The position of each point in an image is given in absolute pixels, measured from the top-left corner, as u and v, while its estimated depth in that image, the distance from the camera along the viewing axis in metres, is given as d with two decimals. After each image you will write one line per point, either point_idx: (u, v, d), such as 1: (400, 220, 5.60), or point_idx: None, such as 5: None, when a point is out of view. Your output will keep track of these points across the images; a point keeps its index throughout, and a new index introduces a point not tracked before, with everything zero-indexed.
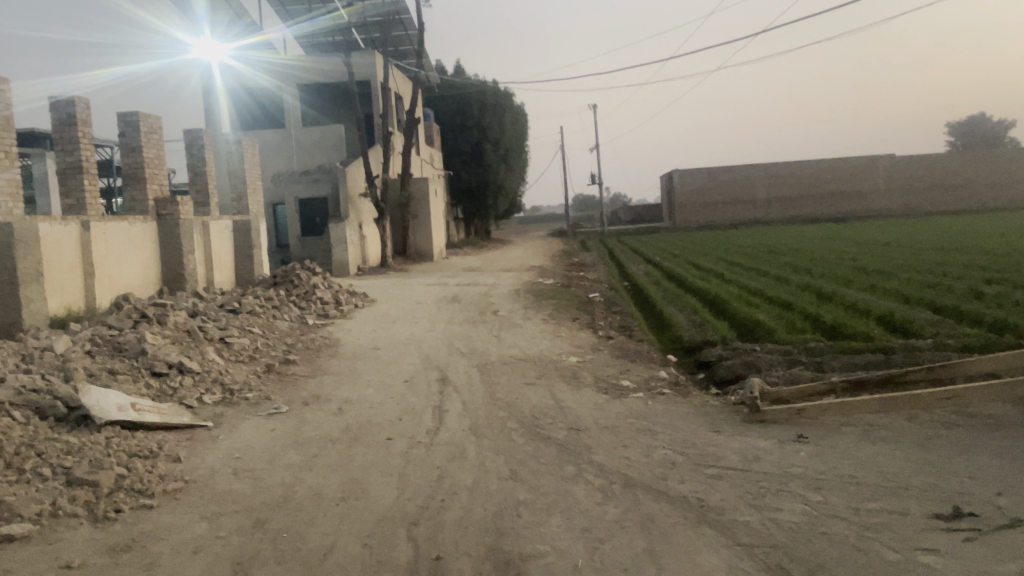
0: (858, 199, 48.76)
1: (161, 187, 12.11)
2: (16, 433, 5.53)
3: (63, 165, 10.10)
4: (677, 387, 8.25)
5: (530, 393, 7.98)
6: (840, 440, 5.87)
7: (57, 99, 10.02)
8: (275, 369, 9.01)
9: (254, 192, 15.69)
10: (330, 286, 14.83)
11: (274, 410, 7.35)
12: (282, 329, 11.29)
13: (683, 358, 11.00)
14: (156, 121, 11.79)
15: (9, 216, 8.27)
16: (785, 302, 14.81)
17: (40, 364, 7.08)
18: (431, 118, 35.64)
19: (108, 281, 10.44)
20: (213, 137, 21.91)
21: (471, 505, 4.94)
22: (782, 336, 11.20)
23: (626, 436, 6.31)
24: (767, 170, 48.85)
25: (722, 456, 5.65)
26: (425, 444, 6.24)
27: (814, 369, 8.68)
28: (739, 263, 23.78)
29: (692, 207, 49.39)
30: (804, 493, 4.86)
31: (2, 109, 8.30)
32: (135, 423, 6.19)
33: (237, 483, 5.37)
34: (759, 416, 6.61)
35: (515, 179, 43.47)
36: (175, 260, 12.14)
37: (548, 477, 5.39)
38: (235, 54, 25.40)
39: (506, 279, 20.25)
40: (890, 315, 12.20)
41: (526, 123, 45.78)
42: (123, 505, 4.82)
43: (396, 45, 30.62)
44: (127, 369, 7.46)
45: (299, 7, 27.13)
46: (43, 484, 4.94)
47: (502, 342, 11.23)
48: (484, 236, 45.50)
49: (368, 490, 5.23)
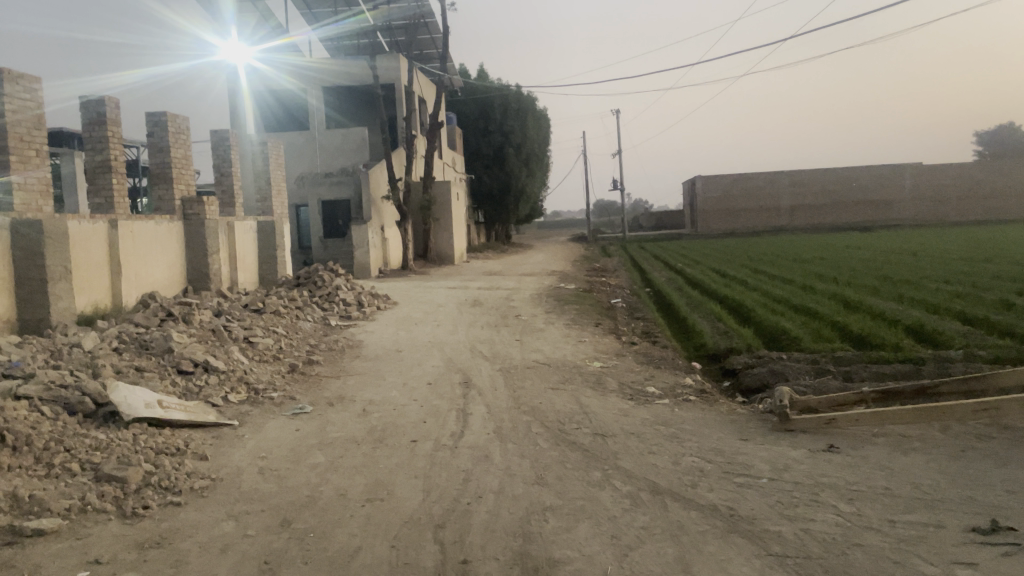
0: (884, 208, 48.26)
1: (188, 187, 12.20)
2: (46, 428, 5.56)
3: (93, 164, 10.20)
4: (703, 394, 8.18)
5: (554, 397, 7.94)
6: (872, 451, 5.77)
7: (88, 99, 10.12)
8: (299, 369, 9.04)
9: (279, 194, 15.77)
10: (353, 288, 14.87)
11: (298, 409, 7.36)
12: (305, 330, 11.32)
13: (707, 365, 10.90)
14: (183, 122, 11.89)
15: (39, 214, 8.38)
16: (810, 310, 14.68)
17: (69, 360, 7.13)
18: (454, 121, 35.72)
19: (135, 279, 10.52)
20: (238, 139, 22.10)
21: (498, 508, 4.90)
22: (809, 344, 11.09)
23: (652, 443, 6.24)
24: (791, 177, 48.51)
25: (751, 464, 5.57)
26: (450, 447, 6.22)
27: (843, 378, 8.55)
28: (764, 270, 23.64)
29: (715, 214, 49.02)
30: (836, 503, 4.78)
31: (34, 108, 8.39)
32: (162, 421, 6.21)
33: (263, 482, 5.36)
34: (788, 424, 6.52)
35: (536, 184, 43.44)
36: (201, 260, 12.21)
37: (574, 483, 5.33)
38: (261, 56, 25.66)
39: (527, 283, 20.24)
40: (919, 325, 12.04)
41: (548, 127, 45.77)
42: (150, 502, 4.82)
43: (420, 49, 30.74)
44: (154, 367, 7.51)
45: (325, 11, 27.31)
46: (72, 480, 4.96)
47: (525, 346, 11.20)
48: (504, 240, 45.50)
49: (394, 492, 5.20)
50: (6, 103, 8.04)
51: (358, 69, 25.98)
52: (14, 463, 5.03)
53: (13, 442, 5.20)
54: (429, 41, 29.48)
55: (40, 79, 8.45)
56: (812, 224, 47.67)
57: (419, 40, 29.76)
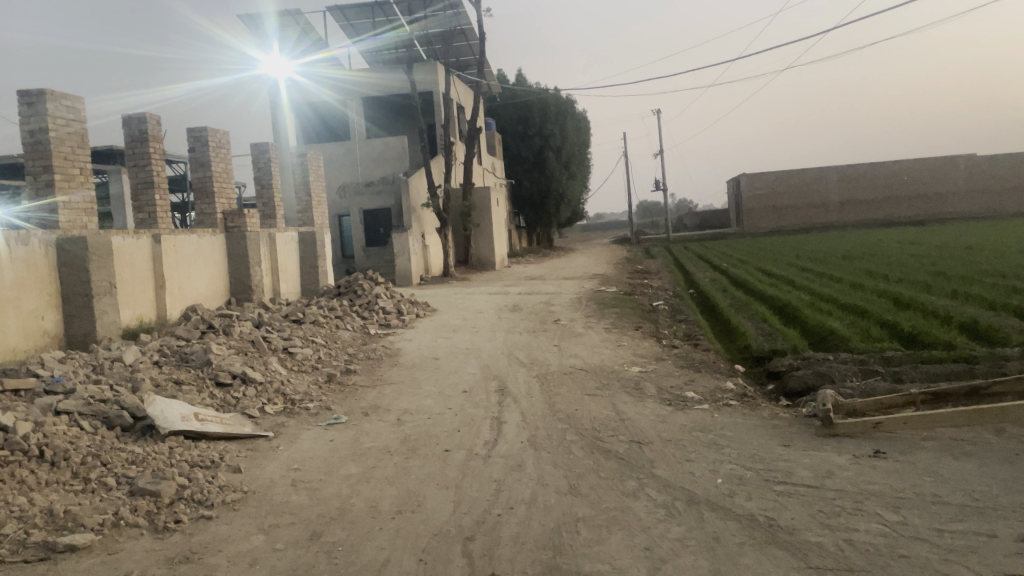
0: (938, 201, 46.91)
1: (229, 200, 12.37)
2: (85, 442, 5.66)
3: (137, 180, 10.39)
4: (745, 398, 7.96)
5: (590, 404, 7.82)
6: (920, 456, 5.52)
7: (130, 116, 10.27)
8: (336, 380, 9.07)
9: (318, 205, 15.91)
10: (393, 295, 14.92)
11: (334, 419, 7.39)
12: (344, 339, 11.38)
13: (751, 368, 10.63)
14: (223, 136, 12.07)
15: (84, 231, 8.56)
16: (859, 309, 14.29)
17: (109, 374, 7.25)
18: (492, 127, 35.74)
19: (179, 292, 10.69)
20: (279, 151, 22.47)
21: (528, 520, 4.81)
22: (857, 344, 10.77)
23: (691, 450, 6.09)
24: (839, 172, 47.45)
25: (793, 471, 5.39)
26: (482, 456, 6.15)
27: (892, 380, 8.25)
28: (811, 269, 23.16)
29: (761, 212, 48.25)
30: (880, 512, 4.57)
31: (77, 127, 8.54)
32: (199, 434, 6.27)
33: (294, 494, 5.36)
34: (832, 429, 6.29)
35: (577, 187, 43.22)
36: (243, 271, 12.37)
37: (608, 493, 5.21)
38: (301, 70, 26.13)
39: (568, 287, 20.11)
40: (973, 323, 11.59)
41: (588, 129, 45.53)
42: (182, 516, 4.84)
43: (458, 56, 30.76)
44: (192, 379, 7.59)
45: (364, 25, 27.45)
46: (108, 494, 5.03)
47: (563, 351, 11.09)
48: (546, 243, 45.34)
49: (424, 504, 5.14)
50: (50, 123, 8.19)
51: (397, 81, 26.19)
52: (51, 478, 5.11)
53: (52, 457, 5.31)
54: (466, 47, 29.50)
55: (82, 99, 8.61)
56: (863, 220, 46.56)
57: (457, 48, 29.86)
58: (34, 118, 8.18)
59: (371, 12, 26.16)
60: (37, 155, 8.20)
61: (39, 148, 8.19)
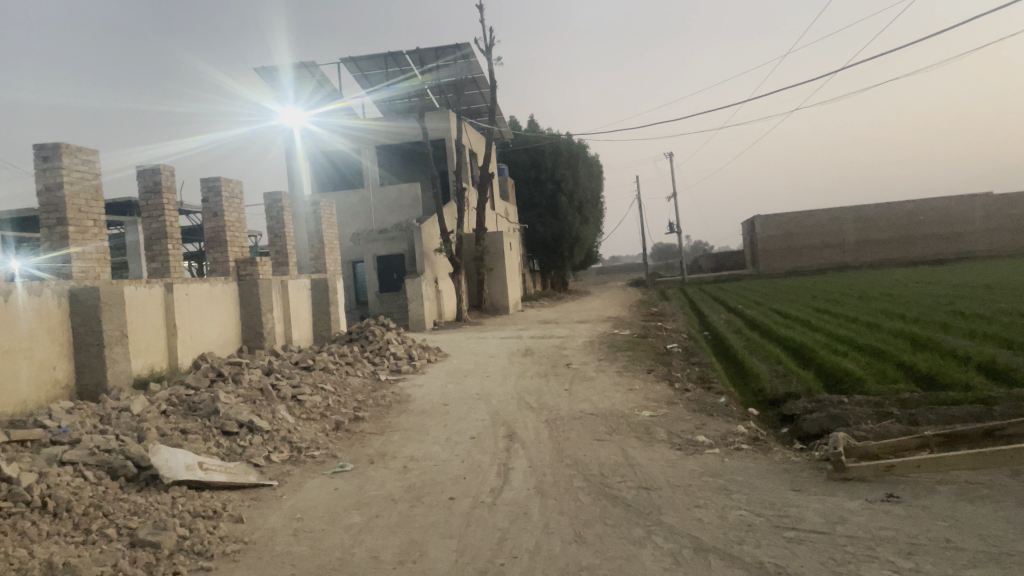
0: (955, 240, 46.56)
1: (241, 249, 12.49)
2: (87, 493, 5.63)
3: (150, 231, 10.51)
4: (757, 442, 7.82)
5: (599, 449, 7.71)
6: (934, 500, 5.39)
7: (144, 168, 10.44)
8: (344, 427, 9.00)
9: (331, 251, 16.01)
10: (404, 341, 14.91)
11: (339, 467, 7.33)
12: (354, 386, 11.34)
13: (764, 412, 10.47)
14: (236, 186, 12.25)
15: (97, 281, 8.63)
16: (876, 349, 14.12)
17: (116, 425, 7.23)
18: (505, 172, 36.07)
19: (190, 340, 10.73)
20: (292, 199, 22.71)
21: (531, 569, 4.71)
22: (873, 386, 10.62)
23: (700, 496, 5.98)
24: (855, 212, 47.35)
25: (803, 517, 5.26)
26: (487, 505, 6.05)
27: (908, 423, 8.09)
28: (828, 309, 22.99)
29: (776, 253, 48.14)
30: (893, 558, 4.44)
31: (91, 181, 8.70)
32: (203, 483, 6.23)
33: (295, 545, 5.29)
34: (844, 473, 6.15)
35: (590, 230, 43.32)
36: (255, 319, 12.43)
37: (614, 540, 5.11)
38: (315, 120, 26.55)
39: (581, 330, 20.03)
40: (991, 363, 11.39)
41: (600, 173, 45.85)
42: (181, 567, 4.79)
43: (470, 104, 31.18)
44: (199, 429, 7.57)
45: (378, 76, 27.86)
46: (107, 546, 4.98)
47: (573, 396, 10.98)
48: (561, 287, 45.33)
49: (427, 554, 5.05)
50: (64, 177, 8.33)
51: (409, 129, 26.58)
52: (53, 529, 5.08)
53: (55, 508, 5.29)
54: (478, 95, 29.92)
55: (97, 153, 8.78)
56: (880, 260, 46.26)
57: (469, 96, 30.30)
58: (49, 172, 8.32)
59: (385, 62, 26.60)
60: (51, 207, 8.32)
61: (53, 201, 8.32)
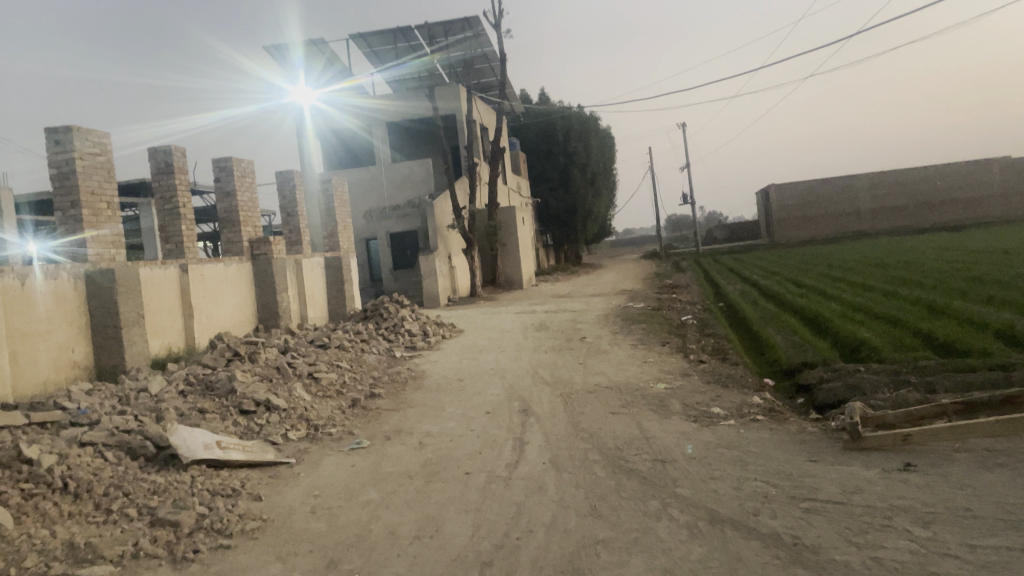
0: (973, 205, 45.91)
1: (254, 228, 12.50)
2: (107, 473, 5.69)
3: (164, 212, 10.52)
4: (773, 413, 7.79)
5: (614, 423, 7.71)
6: (953, 468, 5.36)
7: (156, 149, 10.43)
8: (360, 404, 9.07)
9: (344, 229, 15.99)
10: (418, 318, 14.94)
11: (356, 444, 7.38)
12: (369, 363, 11.38)
13: (781, 382, 10.44)
14: (247, 166, 12.23)
15: (112, 263, 8.67)
16: (892, 317, 14.01)
17: (135, 405, 7.31)
18: (516, 146, 35.84)
19: (207, 321, 10.81)
20: (305, 178, 22.70)
21: (547, 543, 4.73)
22: (890, 354, 10.54)
23: (716, 467, 5.97)
24: (870, 179, 46.76)
25: (819, 487, 5.25)
26: (503, 479, 6.08)
27: (925, 390, 8.04)
28: (844, 278, 22.81)
29: (791, 222, 47.76)
30: (911, 528, 4.42)
31: (104, 163, 8.69)
32: (221, 462, 6.29)
33: (314, 522, 5.34)
34: (861, 442, 6.12)
35: (603, 203, 43.14)
36: (270, 298, 12.47)
37: (630, 513, 5.12)
38: (325, 98, 26.44)
39: (595, 304, 19.99)
40: (1010, 329, 11.28)
41: (613, 144, 45.50)
42: (201, 546, 4.85)
43: (479, 78, 30.93)
44: (217, 408, 7.63)
45: (387, 52, 27.70)
46: (128, 525, 5.05)
47: (588, 369, 10.98)
48: (574, 261, 45.25)
49: (443, 529, 5.09)
50: (77, 159, 8.33)
51: (420, 107, 26.48)
52: (74, 510, 5.15)
53: (75, 488, 5.36)
54: (487, 69, 29.66)
55: (108, 135, 8.76)
56: (896, 227, 45.78)
57: (479, 70, 30.04)
58: (61, 155, 8.32)
59: (394, 38, 26.42)
60: (65, 191, 8.33)
61: (67, 185, 8.33)
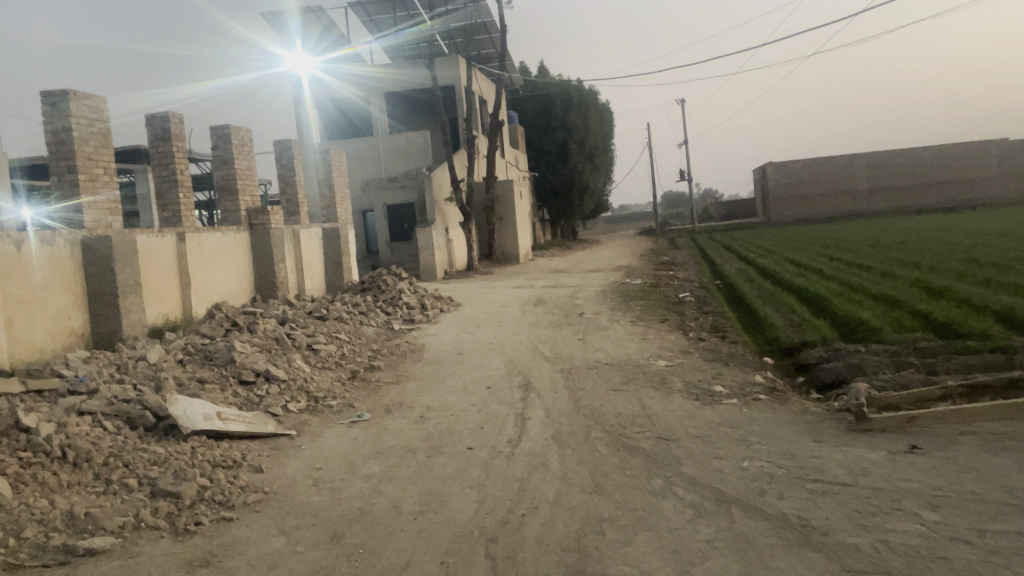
0: (970, 186, 45.86)
1: (252, 198, 12.36)
2: (107, 443, 5.64)
3: (160, 179, 10.37)
4: (775, 392, 7.78)
5: (615, 399, 7.68)
6: (959, 451, 5.35)
7: (153, 115, 10.25)
8: (359, 376, 9.02)
9: (342, 200, 15.83)
10: (416, 291, 14.85)
11: (357, 416, 7.34)
12: (368, 335, 11.32)
13: (780, 360, 10.43)
14: (245, 134, 12.05)
15: (109, 230, 8.53)
16: (891, 298, 14.01)
17: (133, 374, 7.24)
18: (514, 119, 35.53)
19: (204, 290, 10.70)
20: (303, 148, 22.55)
21: (553, 520, 4.69)
22: (890, 335, 10.53)
23: (721, 447, 5.94)
24: (868, 158, 46.62)
25: (825, 469, 5.23)
26: (506, 454, 6.05)
27: (926, 372, 8.04)
28: (841, 257, 22.77)
29: (787, 201, 47.67)
30: (919, 511, 4.40)
31: (100, 128, 8.53)
32: (221, 433, 6.23)
33: (316, 495, 5.30)
34: (865, 423, 6.10)
35: (601, 178, 42.92)
36: (267, 268, 12.36)
37: (634, 491, 5.10)
38: (323, 67, 26.11)
39: (593, 280, 19.92)
40: (1010, 311, 11.26)
41: (611, 119, 45.16)
42: (202, 518, 4.81)
43: (479, 49, 30.57)
44: (216, 378, 7.58)
45: (386, 20, 27.32)
46: (129, 496, 5.01)
47: (587, 346, 10.93)
48: (570, 236, 45.10)
49: (447, 504, 5.05)
50: (73, 124, 8.17)
51: (419, 76, 26.19)
52: (73, 480, 5.10)
53: (74, 458, 5.30)
54: (487, 40, 29.31)
55: (104, 99, 8.58)
56: (893, 208, 45.72)
57: (479, 41, 29.68)
58: (57, 119, 8.16)
59: (393, 6, 26.05)
60: (61, 155, 8.18)
61: (63, 149, 8.18)
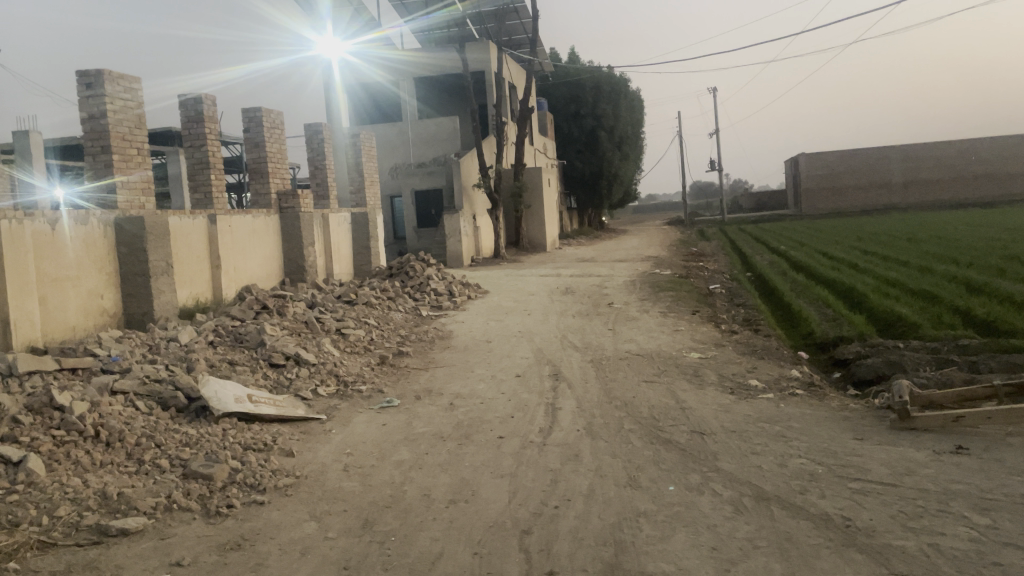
0: (1008, 181, 44.84)
1: (283, 181, 12.36)
2: (139, 423, 5.63)
3: (193, 161, 10.37)
4: (812, 388, 7.62)
5: (648, 391, 7.57)
6: (1007, 452, 5.18)
7: (186, 97, 10.24)
8: (388, 361, 8.97)
9: (371, 185, 15.75)
10: (444, 277, 14.77)
11: (386, 402, 7.29)
12: (396, 321, 11.26)
13: (816, 356, 10.24)
14: (277, 117, 12.02)
15: (142, 211, 8.53)
16: (929, 293, 13.74)
17: (165, 355, 7.23)
18: (544, 105, 35.28)
19: (234, 273, 10.72)
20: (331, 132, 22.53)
21: (587, 513, 4.60)
22: (929, 331, 10.31)
23: (758, 442, 5.81)
24: (904, 151, 45.79)
25: (868, 468, 5.07)
26: (537, 445, 5.97)
27: (969, 370, 7.82)
28: (874, 251, 22.45)
29: (819, 193, 46.99)
30: (969, 514, 4.25)
31: (135, 108, 8.52)
32: (252, 416, 6.23)
33: (346, 481, 5.25)
34: (909, 421, 5.90)
35: (630, 167, 42.54)
36: (297, 251, 12.35)
37: (670, 485, 4.99)
38: (353, 50, 26.07)
39: (621, 270, 19.76)
40: None
41: (641, 107, 44.70)
42: (235, 501, 4.79)
43: (510, 35, 30.34)
44: (246, 360, 7.57)
45: (416, 3, 27.18)
46: (161, 477, 4.99)
47: (618, 336, 10.80)
48: (597, 225, 44.80)
49: (478, 494, 4.97)
50: (108, 105, 8.17)
51: (449, 61, 26.10)
52: (106, 459, 5.09)
53: (108, 437, 5.30)
54: (519, 25, 29.07)
55: (139, 80, 8.57)
56: (928, 201, 44.87)
57: (510, 27, 29.46)
58: (92, 99, 8.16)
59: None
60: (95, 135, 8.20)
61: (97, 129, 8.19)
